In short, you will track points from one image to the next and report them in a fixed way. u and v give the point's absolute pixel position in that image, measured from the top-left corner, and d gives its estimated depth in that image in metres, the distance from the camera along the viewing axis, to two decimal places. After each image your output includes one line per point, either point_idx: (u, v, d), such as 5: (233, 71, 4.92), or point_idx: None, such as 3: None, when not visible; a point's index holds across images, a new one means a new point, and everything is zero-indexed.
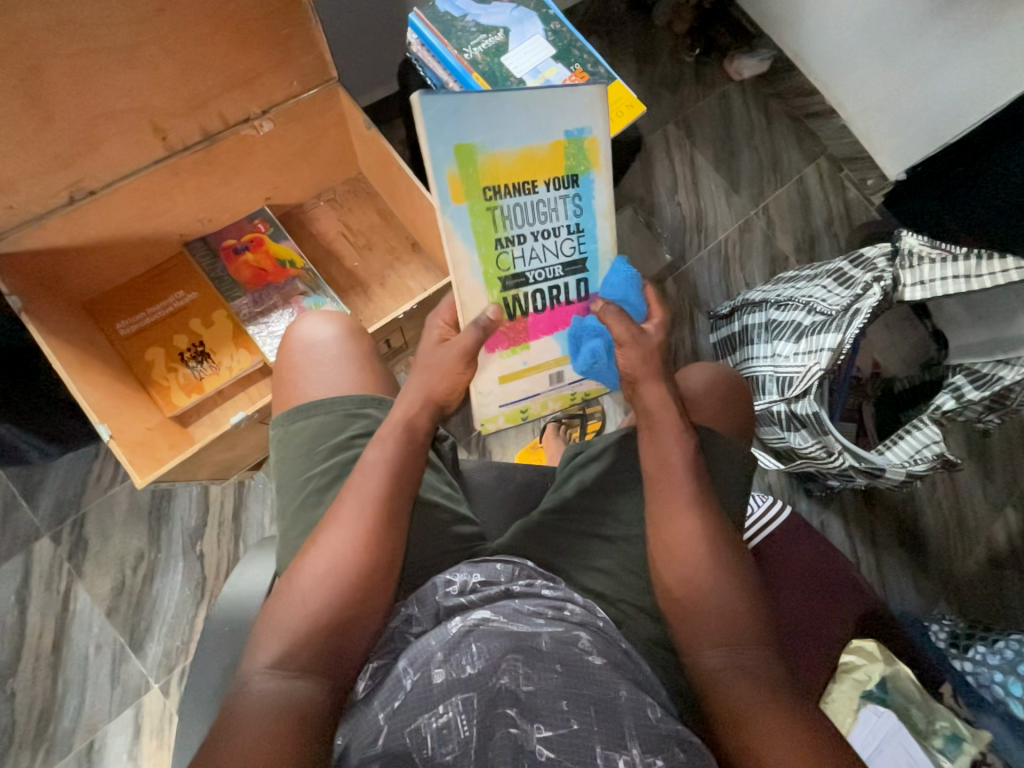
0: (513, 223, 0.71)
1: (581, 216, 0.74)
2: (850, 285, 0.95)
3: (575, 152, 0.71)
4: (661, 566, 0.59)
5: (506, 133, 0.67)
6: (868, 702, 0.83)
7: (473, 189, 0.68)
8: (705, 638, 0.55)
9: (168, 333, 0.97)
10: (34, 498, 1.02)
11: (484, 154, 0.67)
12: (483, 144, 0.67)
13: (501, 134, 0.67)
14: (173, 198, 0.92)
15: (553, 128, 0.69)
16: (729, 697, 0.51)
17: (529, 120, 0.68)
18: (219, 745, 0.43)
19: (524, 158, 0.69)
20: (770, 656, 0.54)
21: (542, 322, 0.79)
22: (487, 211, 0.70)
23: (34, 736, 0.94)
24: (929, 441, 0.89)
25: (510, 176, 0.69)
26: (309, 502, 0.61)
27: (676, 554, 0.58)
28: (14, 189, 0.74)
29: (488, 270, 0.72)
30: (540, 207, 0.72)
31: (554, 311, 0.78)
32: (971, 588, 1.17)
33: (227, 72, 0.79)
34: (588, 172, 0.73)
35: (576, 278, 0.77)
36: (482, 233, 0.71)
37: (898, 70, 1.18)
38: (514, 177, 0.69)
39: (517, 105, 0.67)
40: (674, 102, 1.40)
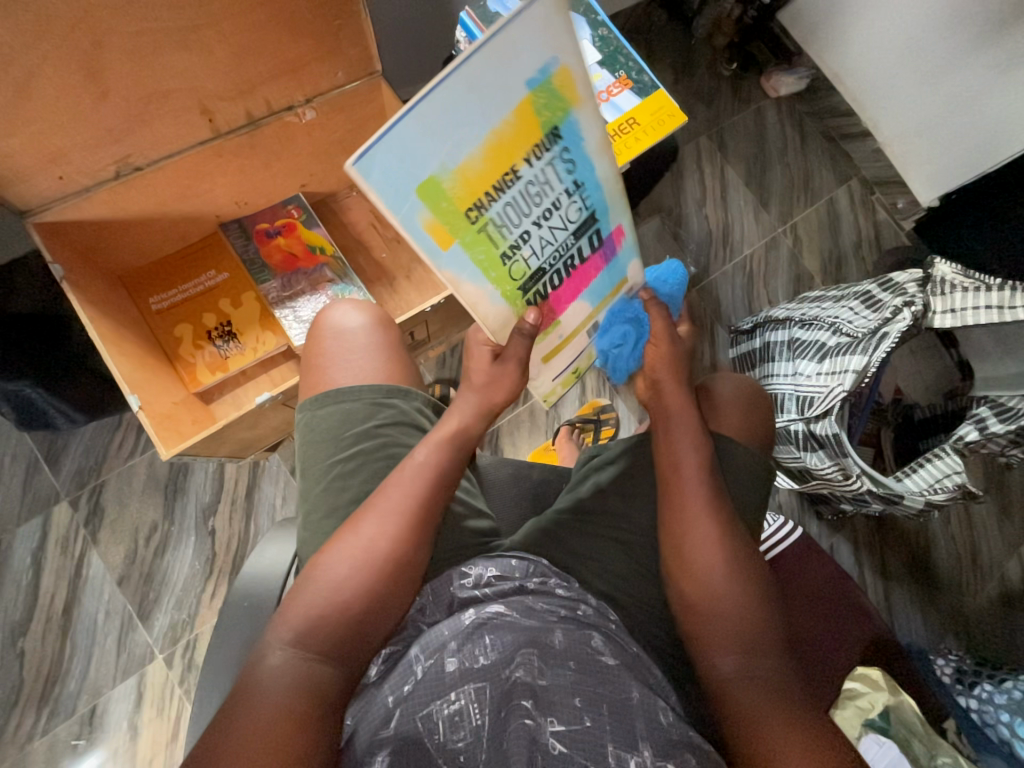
0: (511, 227, 0.52)
1: (580, 171, 0.54)
2: (878, 308, 0.94)
3: (547, 96, 0.48)
4: (676, 570, 0.59)
5: (456, 131, 0.45)
6: (869, 731, 0.80)
7: (449, 226, 0.48)
8: (719, 643, 0.55)
9: (198, 311, 0.99)
10: (57, 463, 1.04)
11: (446, 178, 0.46)
12: (440, 162, 0.46)
13: (451, 139, 0.45)
14: (214, 179, 0.94)
15: (497, 83, 0.45)
16: (745, 703, 0.51)
17: (465, 94, 0.44)
18: (236, 714, 0.43)
19: (489, 148, 0.47)
20: (784, 667, 0.54)
21: (572, 287, 0.61)
22: (477, 233, 0.50)
23: (40, 696, 0.96)
24: (951, 471, 0.88)
25: (483, 179, 0.48)
26: (333, 486, 0.62)
27: (694, 558, 0.58)
28: (66, 161, 0.76)
29: (504, 289, 0.55)
30: (535, 193, 0.52)
31: (580, 277, 0.61)
32: (981, 624, 1.15)
33: (277, 60, 0.81)
34: (572, 114, 0.50)
35: (591, 235, 0.58)
36: (484, 260, 0.52)
37: (941, 94, 1.16)
38: (490, 178, 0.49)
39: (457, 88, 0.44)
40: (708, 114, 1.39)
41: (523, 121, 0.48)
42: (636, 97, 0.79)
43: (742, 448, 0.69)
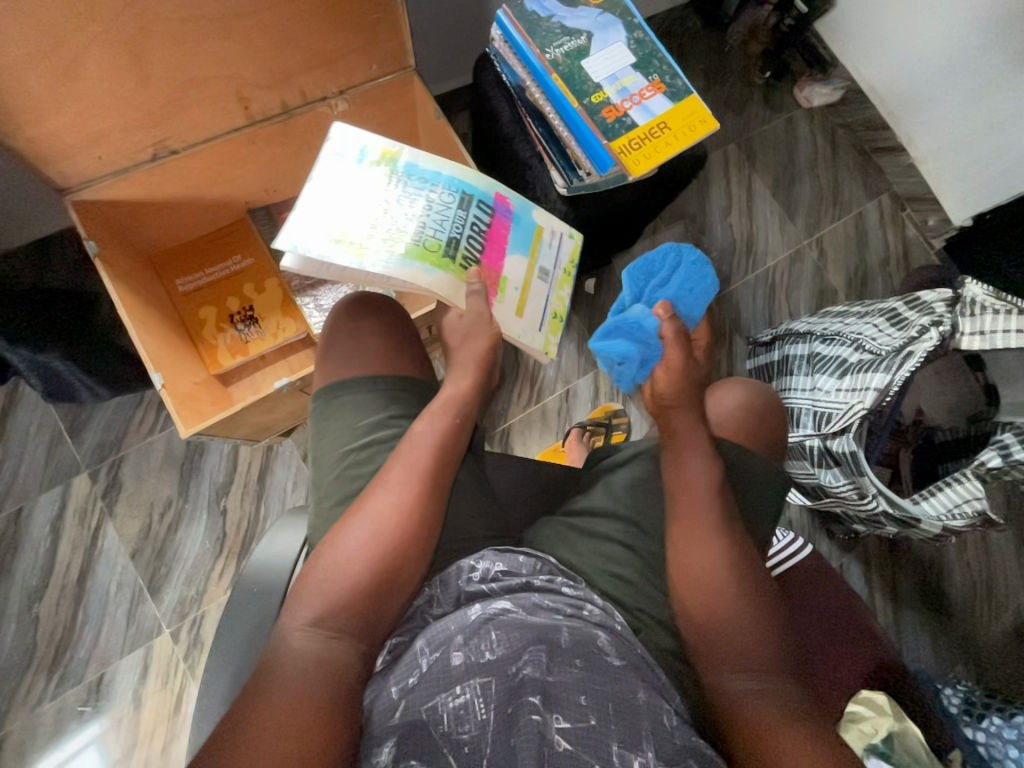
0: (406, 227, 0.70)
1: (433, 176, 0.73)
2: (904, 327, 0.92)
3: (373, 165, 0.73)
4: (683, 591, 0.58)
5: (328, 207, 0.70)
6: (871, 756, 0.77)
7: (357, 247, 0.68)
8: (730, 665, 0.55)
9: (222, 295, 1.01)
10: (79, 435, 1.07)
11: (338, 228, 0.69)
12: (332, 224, 0.69)
13: (326, 210, 0.70)
14: (246, 166, 0.95)
15: (330, 174, 0.71)
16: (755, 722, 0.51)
17: (319, 189, 0.70)
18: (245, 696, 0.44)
19: (354, 204, 0.70)
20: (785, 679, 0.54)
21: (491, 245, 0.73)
22: (383, 241, 0.69)
23: (51, 661, 0.98)
24: (970, 496, 0.86)
25: (367, 215, 0.70)
26: (346, 475, 0.63)
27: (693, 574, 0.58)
28: (106, 141, 0.78)
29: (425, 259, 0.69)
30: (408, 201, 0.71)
31: (491, 237, 0.73)
32: (992, 656, 1.12)
33: (314, 51, 0.82)
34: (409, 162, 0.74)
35: (476, 205, 0.73)
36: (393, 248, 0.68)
37: (981, 112, 1.13)
38: (368, 214, 0.70)
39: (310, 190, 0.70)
40: (738, 122, 1.38)
41: None
42: (668, 102, 0.78)
43: (752, 454, 0.68)
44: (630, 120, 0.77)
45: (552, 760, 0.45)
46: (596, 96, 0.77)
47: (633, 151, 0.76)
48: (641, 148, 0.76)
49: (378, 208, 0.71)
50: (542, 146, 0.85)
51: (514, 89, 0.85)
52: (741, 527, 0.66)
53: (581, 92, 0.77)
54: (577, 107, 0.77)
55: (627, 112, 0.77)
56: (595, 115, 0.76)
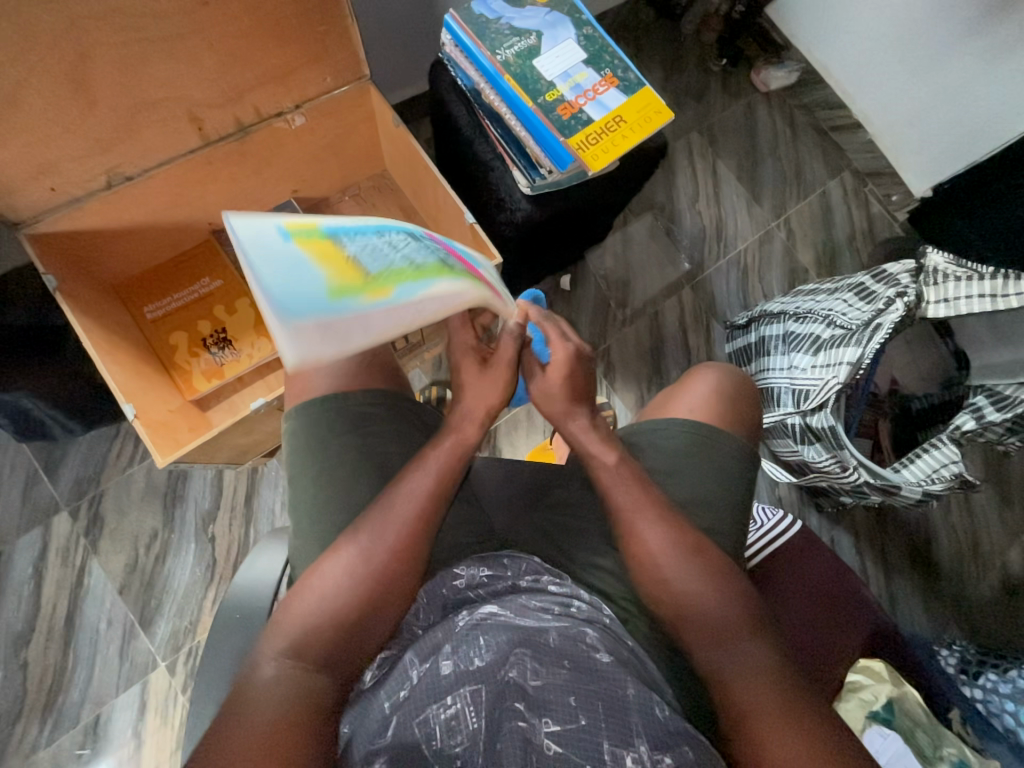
0: (409, 259, 0.49)
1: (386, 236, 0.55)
2: (872, 300, 0.94)
3: (303, 231, 0.46)
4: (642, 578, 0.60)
5: (273, 281, 0.39)
6: (873, 723, 0.80)
7: (375, 292, 0.42)
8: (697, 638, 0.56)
9: (191, 320, 0.99)
10: (56, 473, 1.05)
11: (324, 301, 0.39)
12: (320, 290, 0.40)
13: (272, 284, 0.39)
14: (206, 187, 0.94)
15: (247, 248, 0.41)
16: (731, 690, 0.52)
17: (253, 268, 0.40)
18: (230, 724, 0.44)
19: (321, 269, 0.42)
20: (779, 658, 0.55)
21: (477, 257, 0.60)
22: (403, 277, 0.46)
23: (43, 706, 0.96)
24: (948, 461, 0.88)
25: (341, 264, 0.43)
26: (324, 492, 0.62)
27: (657, 568, 0.59)
28: (57, 171, 0.76)
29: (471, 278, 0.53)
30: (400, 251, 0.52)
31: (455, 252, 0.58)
32: (984, 614, 1.14)
33: (264, 67, 0.81)
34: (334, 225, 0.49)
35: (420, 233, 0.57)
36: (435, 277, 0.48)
37: (931, 84, 1.16)
38: (342, 264, 0.44)
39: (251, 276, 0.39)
40: (699, 110, 1.40)
41: (312, 250, 0.45)
42: (622, 95, 0.79)
43: (730, 433, 0.70)
44: (586, 115, 0.77)
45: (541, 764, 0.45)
46: (550, 95, 0.78)
47: (591, 146, 0.76)
48: (599, 143, 0.77)
49: (353, 257, 0.46)
50: (502, 147, 0.85)
51: (469, 92, 0.85)
52: (723, 508, 0.67)
53: (534, 91, 0.78)
54: (532, 107, 0.77)
55: (582, 108, 0.78)
56: (551, 113, 0.77)
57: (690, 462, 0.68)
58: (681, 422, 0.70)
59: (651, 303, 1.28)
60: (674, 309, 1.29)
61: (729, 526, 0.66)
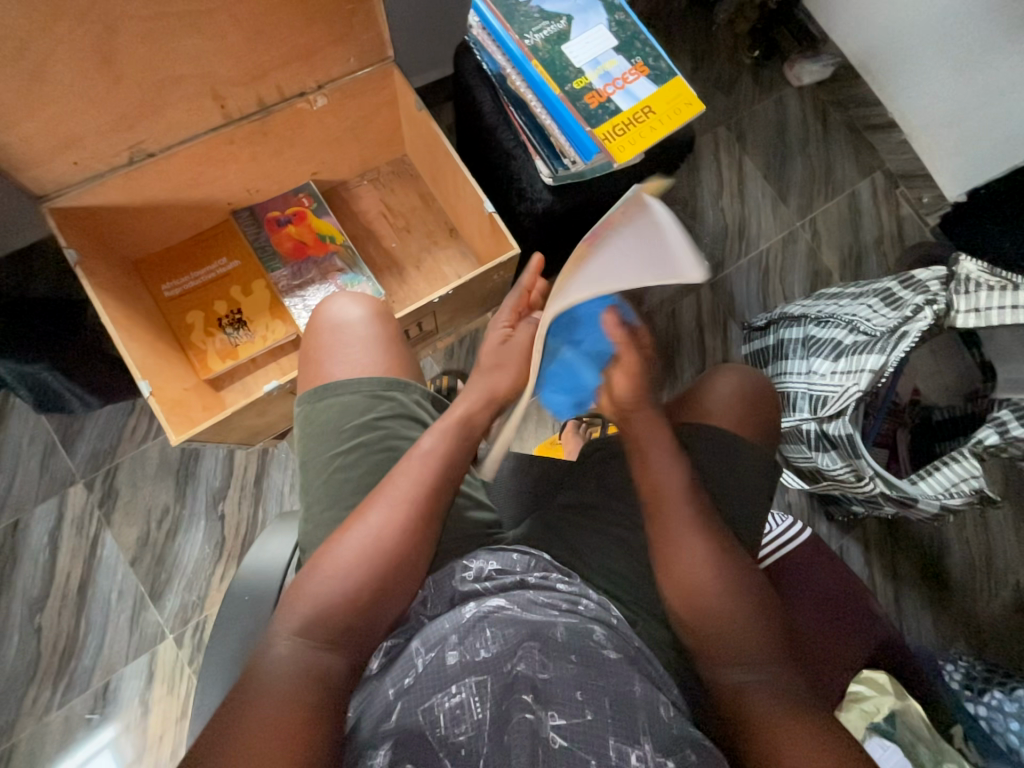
0: None
1: None
2: (898, 306, 0.91)
3: None
4: (676, 590, 0.58)
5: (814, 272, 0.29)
6: (874, 735, 0.80)
7: None
8: (725, 657, 0.55)
9: (208, 299, 1.00)
10: (72, 445, 1.07)
11: None
12: None
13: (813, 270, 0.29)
14: (226, 166, 0.93)
15: None
16: (751, 712, 0.51)
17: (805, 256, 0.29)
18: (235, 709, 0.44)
19: None
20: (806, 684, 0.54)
21: None
22: None
23: (56, 670, 0.99)
24: (968, 476, 0.86)
25: None
26: (334, 479, 0.62)
27: (697, 583, 0.57)
28: (79, 146, 0.77)
29: None
30: None
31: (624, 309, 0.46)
32: (993, 631, 1.12)
33: (289, 46, 0.80)
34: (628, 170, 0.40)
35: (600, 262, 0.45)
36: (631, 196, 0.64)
37: (973, 85, 1.11)
38: None
39: None
40: (727, 104, 1.36)
41: None
42: (652, 85, 0.77)
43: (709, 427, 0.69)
44: (614, 105, 0.75)
45: (547, 759, 0.45)
46: (578, 82, 0.76)
47: (618, 137, 0.74)
48: (626, 133, 0.75)
49: None
50: (525, 135, 0.83)
51: (495, 77, 0.84)
52: (730, 507, 0.67)
53: (562, 78, 0.76)
54: (560, 94, 0.75)
55: (610, 97, 0.76)
56: (578, 101, 0.75)
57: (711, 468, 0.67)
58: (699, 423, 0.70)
59: (668, 301, 1.26)
60: (692, 308, 1.26)
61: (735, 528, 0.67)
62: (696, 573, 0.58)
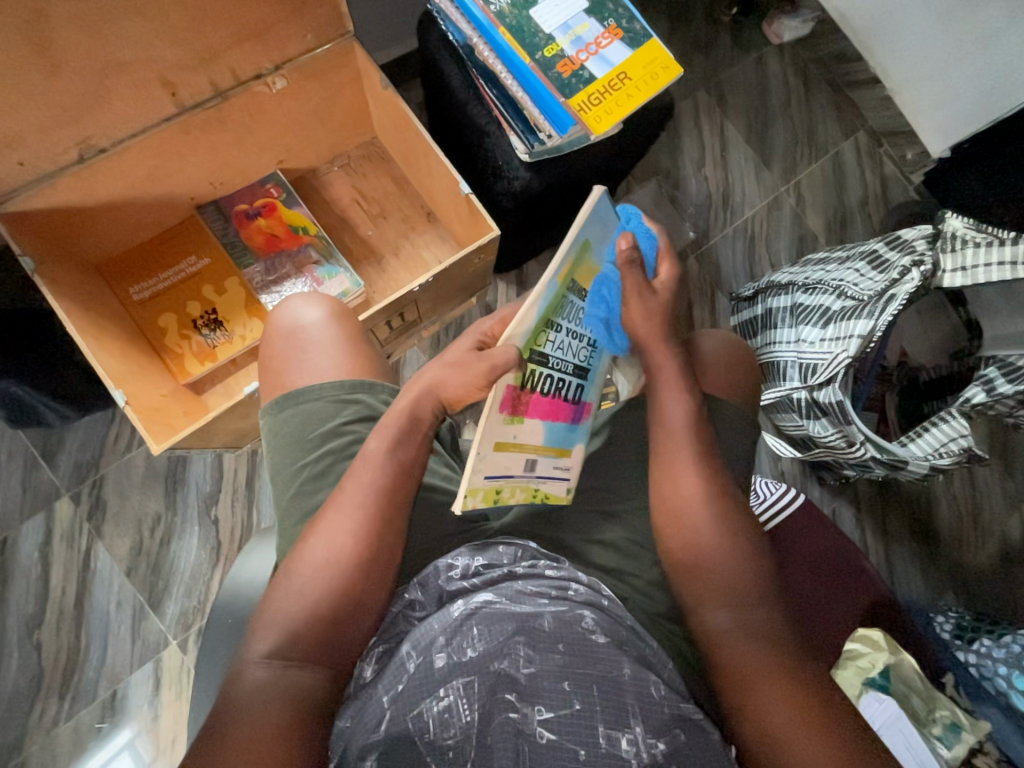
0: None
1: None
2: (885, 269, 0.91)
3: None
4: (666, 532, 0.59)
5: None
6: (870, 689, 0.82)
7: None
8: (710, 600, 0.56)
9: (178, 300, 0.96)
10: (54, 459, 1.04)
11: None
12: None
13: None
14: (184, 158, 0.89)
15: None
16: (735, 654, 0.53)
17: None
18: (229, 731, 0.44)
19: None
20: (791, 629, 0.55)
21: None
22: None
23: (61, 683, 0.98)
24: (957, 435, 0.86)
25: None
26: (302, 490, 0.61)
27: (689, 528, 0.58)
28: (23, 144, 0.72)
29: None
30: None
31: None
32: (981, 581, 1.16)
33: (238, 23, 0.75)
34: None
35: None
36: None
37: (957, 33, 1.05)
38: None
39: None
40: (706, 66, 1.31)
41: None
42: (627, 49, 0.73)
43: None
44: (587, 73, 0.72)
45: (534, 755, 0.45)
46: (548, 51, 0.72)
47: (593, 107, 0.71)
48: (602, 103, 0.71)
49: None
50: (498, 110, 0.79)
51: (462, 49, 0.79)
52: None
53: (531, 47, 0.72)
54: (529, 63, 0.72)
55: (583, 64, 0.72)
56: (550, 71, 0.71)
57: None
58: None
59: None
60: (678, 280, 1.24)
61: None
62: (694, 514, 0.58)
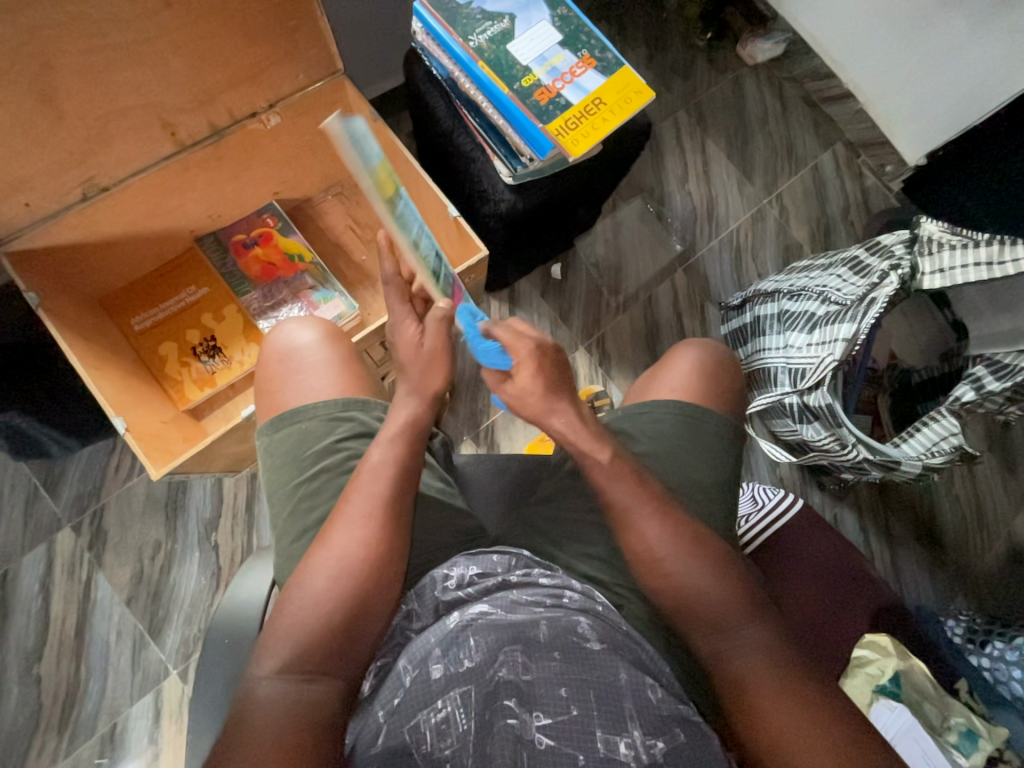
0: None
1: None
2: (866, 274, 0.93)
3: None
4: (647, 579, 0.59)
5: None
6: (881, 697, 0.80)
7: None
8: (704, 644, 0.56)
9: (179, 329, 0.98)
10: (55, 490, 1.05)
11: None
12: None
13: None
14: (184, 193, 0.92)
15: None
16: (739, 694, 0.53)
17: None
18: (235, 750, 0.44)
19: None
20: (786, 646, 0.54)
21: None
22: None
23: (59, 719, 0.97)
24: (948, 434, 0.87)
25: None
26: (299, 507, 0.62)
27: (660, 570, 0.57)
28: (28, 186, 0.76)
29: None
30: None
31: None
32: (989, 582, 1.14)
33: (233, 67, 0.80)
34: None
35: None
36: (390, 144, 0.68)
37: (922, 49, 1.10)
38: None
39: None
40: (685, 88, 1.37)
41: None
42: (601, 76, 0.77)
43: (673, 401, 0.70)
44: (564, 100, 0.75)
45: (532, 759, 0.46)
46: (526, 80, 0.76)
47: (570, 131, 0.74)
48: (579, 127, 0.75)
49: None
50: (482, 137, 0.83)
51: (445, 82, 0.83)
52: (710, 486, 0.67)
53: (509, 77, 0.76)
54: (508, 93, 0.75)
55: (560, 92, 0.76)
56: (527, 99, 0.75)
57: (688, 449, 0.68)
58: (669, 403, 0.70)
59: (644, 289, 1.26)
60: (668, 293, 1.27)
61: (720, 508, 0.67)
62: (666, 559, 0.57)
